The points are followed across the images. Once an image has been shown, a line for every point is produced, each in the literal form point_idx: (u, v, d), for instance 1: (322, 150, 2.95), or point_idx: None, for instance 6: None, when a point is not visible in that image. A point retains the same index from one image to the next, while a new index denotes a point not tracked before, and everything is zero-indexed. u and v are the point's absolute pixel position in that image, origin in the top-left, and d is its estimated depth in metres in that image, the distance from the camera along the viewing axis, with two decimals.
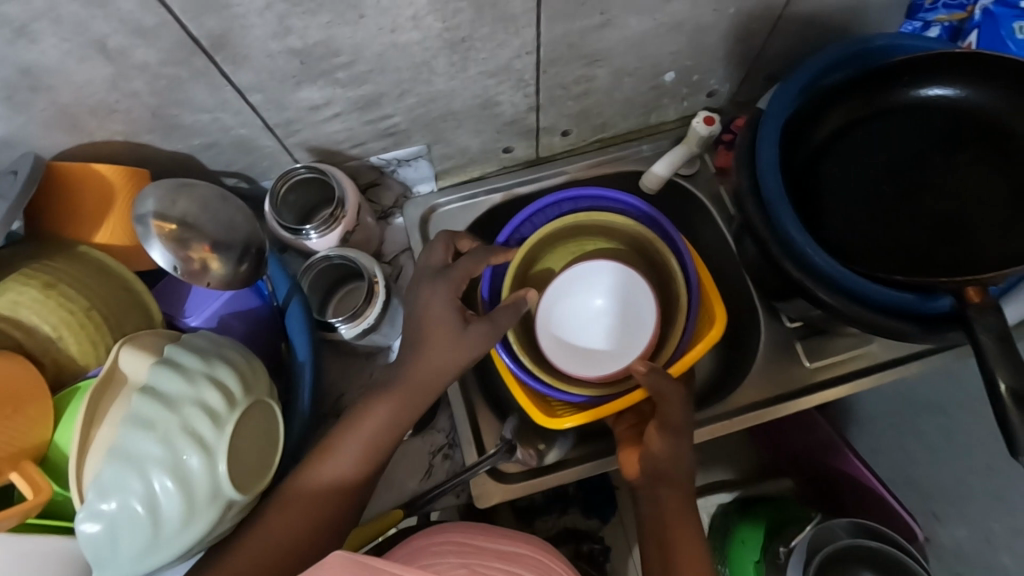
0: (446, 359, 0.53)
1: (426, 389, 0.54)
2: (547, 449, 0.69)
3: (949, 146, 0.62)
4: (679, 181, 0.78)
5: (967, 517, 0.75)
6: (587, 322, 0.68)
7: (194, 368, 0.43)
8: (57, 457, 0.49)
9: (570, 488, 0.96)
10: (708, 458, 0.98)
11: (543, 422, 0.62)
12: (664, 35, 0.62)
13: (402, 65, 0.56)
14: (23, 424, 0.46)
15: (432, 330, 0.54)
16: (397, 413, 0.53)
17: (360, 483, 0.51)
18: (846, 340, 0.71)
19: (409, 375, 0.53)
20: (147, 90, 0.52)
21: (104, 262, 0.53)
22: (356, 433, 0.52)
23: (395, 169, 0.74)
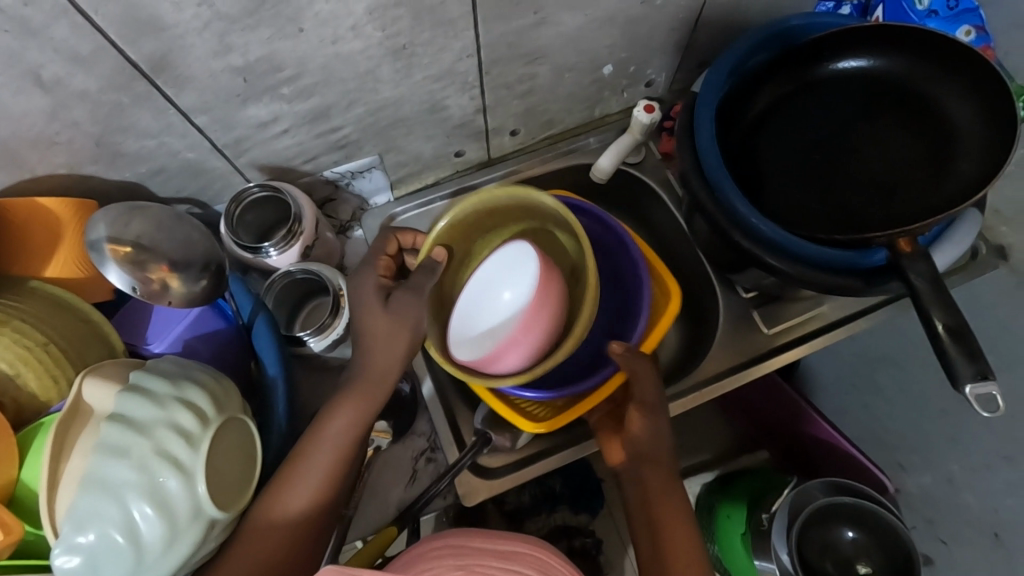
0: (400, 350, 0.53)
1: (383, 384, 0.54)
2: (521, 431, 0.69)
3: (871, 113, 0.66)
4: (627, 169, 0.81)
5: (928, 461, 0.79)
6: (498, 322, 0.58)
7: (162, 391, 0.43)
8: (25, 495, 0.48)
9: (557, 485, 0.97)
10: (683, 443, 1.00)
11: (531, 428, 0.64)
12: (598, 30, 0.65)
13: (348, 75, 0.57)
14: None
15: (381, 328, 0.54)
16: (362, 411, 0.53)
17: (336, 487, 0.51)
18: (799, 305, 0.75)
19: (365, 376, 0.53)
20: (88, 119, 0.51)
21: (59, 294, 0.51)
22: (326, 439, 0.51)
23: (350, 182, 0.74)
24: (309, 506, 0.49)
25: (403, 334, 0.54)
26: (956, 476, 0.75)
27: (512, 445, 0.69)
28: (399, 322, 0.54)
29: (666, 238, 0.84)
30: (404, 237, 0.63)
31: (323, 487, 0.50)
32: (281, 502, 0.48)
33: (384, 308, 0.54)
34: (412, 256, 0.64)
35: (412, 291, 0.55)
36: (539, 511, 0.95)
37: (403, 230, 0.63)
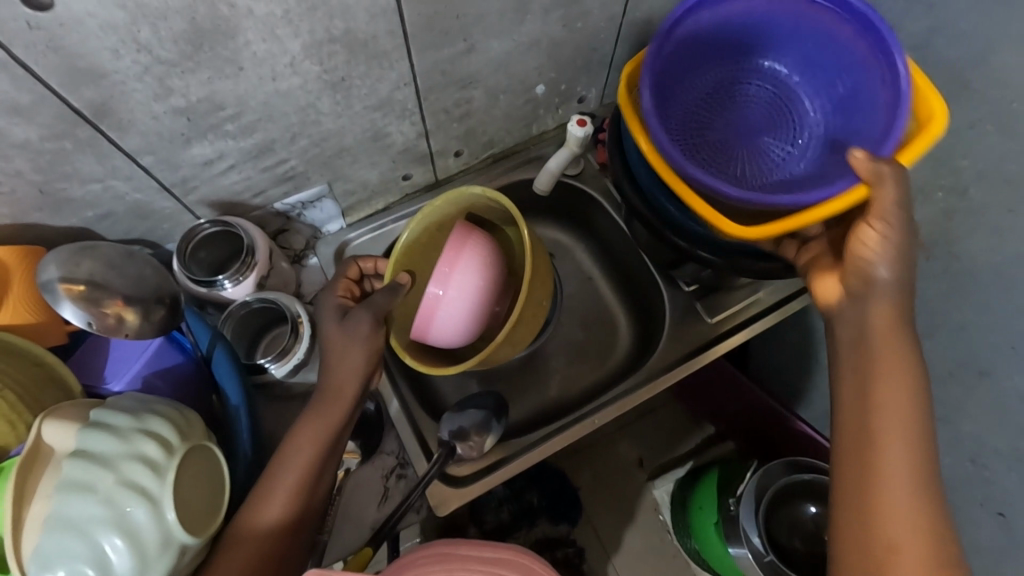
0: (360, 363, 0.56)
1: (341, 393, 0.55)
2: (484, 437, 0.71)
3: None
4: (569, 181, 0.86)
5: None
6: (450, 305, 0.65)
7: (125, 424, 0.44)
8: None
9: (534, 499, 0.99)
10: (654, 443, 1.05)
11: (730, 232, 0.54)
12: (524, 53, 0.70)
13: (289, 110, 0.60)
14: None
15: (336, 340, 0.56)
16: (331, 424, 0.54)
17: (306, 503, 0.52)
18: (739, 293, 0.80)
19: (328, 388, 0.55)
20: (29, 168, 0.52)
21: (12, 340, 0.51)
22: (295, 455, 0.52)
23: (302, 213, 0.76)
24: (281, 522, 0.50)
25: (352, 343, 0.56)
26: None
27: (480, 453, 0.71)
28: (355, 342, 0.56)
29: (613, 243, 0.89)
30: (364, 263, 0.67)
31: (293, 501, 0.51)
32: (255, 518, 0.49)
33: (339, 324, 0.57)
34: (373, 280, 0.68)
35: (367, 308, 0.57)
36: (519, 527, 0.97)
37: (363, 258, 0.67)
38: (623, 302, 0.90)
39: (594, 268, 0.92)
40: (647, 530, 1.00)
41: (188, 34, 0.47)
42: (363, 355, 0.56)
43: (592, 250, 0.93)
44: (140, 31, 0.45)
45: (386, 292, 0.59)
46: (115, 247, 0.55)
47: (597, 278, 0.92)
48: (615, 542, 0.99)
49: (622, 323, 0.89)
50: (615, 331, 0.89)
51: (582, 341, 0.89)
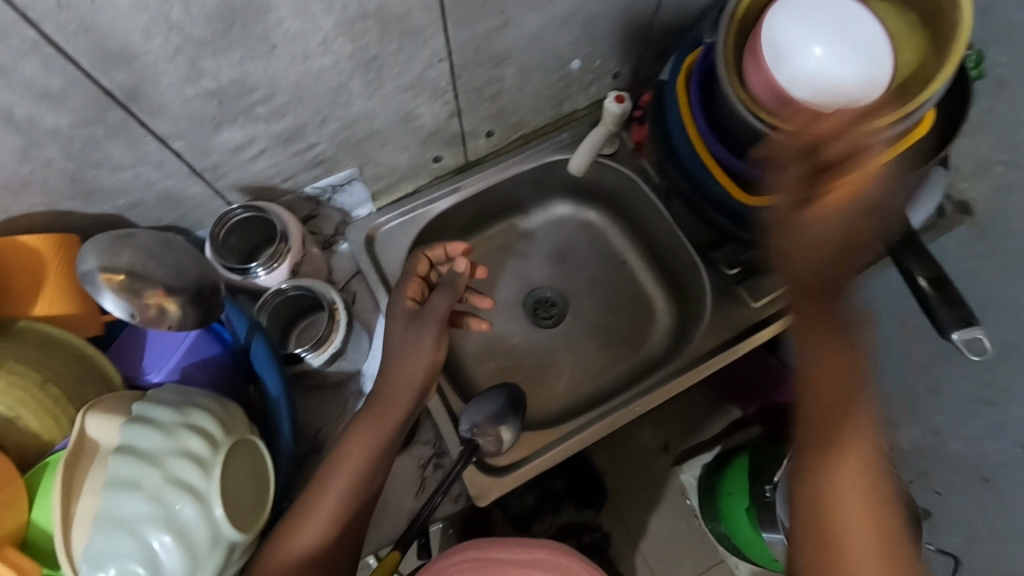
0: (420, 371, 0.56)
1: (398, 403, 0.55)
2: (503, 432, 0.70)
3: None
4: (604, 161, 0.83)
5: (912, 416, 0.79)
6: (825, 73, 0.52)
7: (168, 419, 0.42)
8: (39, 538, 0.44)
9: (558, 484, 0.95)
10: (678, 429, 1.00)
11: (747, 198, 0.62)
12: (560, 28, 0.67)
13: (319, 92, 0.57)
14: None
15: (399, 347, 0.57)
16: (384, 430, 0.54)
17: (358, 512, 0.51)
18: (782, 276, 0.77)
19: (384, 396, 0.55)
20: (62, 156, 0.50)
21: (51, 334, 0.49)
22: (346, 461, 0.52)
23: (331, 197, 0.74)
24: (328, 528, 0.49)
25: (421, 346, 0.57)
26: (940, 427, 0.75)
27: (500, 448, 0.70)
28: (418, 345, 0.57)
29: (649, 224, 0.86)
30: (434, 254, 0.63)
31: (342, 511, 0.50)
32: (304, 527, 0.49)
33: (405, 326, 0.58)
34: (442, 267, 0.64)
35: (431, 314, 0.58)
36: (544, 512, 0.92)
37: (430, 246, 0.63)
38: (659, 283, 0.88)
39: (627, 250, 0.90)
40: (673, 514, 0.98)
41: (221, 11, 0.44)
42: (429, 349, 0.57)
43: (627, 232, 0.90)
44: (171, 8, 0.43)
45: (446, 294, 0.59)
46: (153, 236, 0.53)
47: (631, 262, 0.90)
48: (641, 528, 0.97)
49: (659, 302, 0.87)
50: (651, 310, 0.87)
51: (614, 325, 0.87)
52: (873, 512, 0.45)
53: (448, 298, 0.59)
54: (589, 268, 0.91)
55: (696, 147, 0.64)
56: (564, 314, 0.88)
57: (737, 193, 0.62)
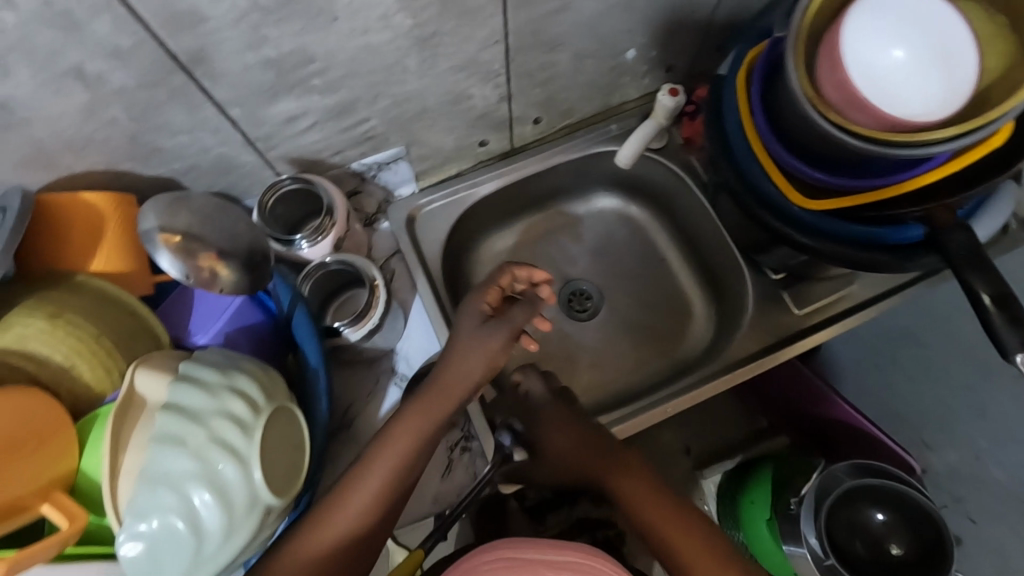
0: (478, 368, 0.55)
1: (452, 396, 0.54)
2: None
3: None
4: (651, 155, 0.82)
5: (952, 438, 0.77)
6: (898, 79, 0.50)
7: (214, 380, 0.43)
8: (86, 484, 0.45)
9: None
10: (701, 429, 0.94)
11: (803, 202, 0.59)
12: (619, 14, 0.65)
13: (374, 67, 0.57)
14: (36, 462, 0.42)
15: (461, 340, 0.56)
16: (428, 421, 0.53)
17: (393, 501, 0.51)
18: (827, 285, 0.75)
19: (437, 387, 0.54)
20: (125, 117, 0.51)
21: (106, 289, 0.50)
22: (389, 449, 0.51)
23: (376, 174, 0.75)
24: (369, 512, 0.50)
25: (488, 348, 0.55)
26: None
27: None
28: (486, 348, 0.55)
29: (692, 223, 0.84)
30: (520, 271, 0.58)
31: (385, 492, 0.50)
32: (338, 514, 0.49)
33: (475, 326, 0.56)
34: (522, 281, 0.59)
35: (508, 323, 0.56)
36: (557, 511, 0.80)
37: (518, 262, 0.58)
38: (699, 284, 0.86)
39: (668, 249, 0.89)
40: None
41: None
42: (495, 352, 0.55)
43: (670, 230, 0.89)
44: None
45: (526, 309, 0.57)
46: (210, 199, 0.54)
47: (670, 261, 0.88)
48: None
49: (697, 303, 0.85)
50: (689, 312, 0.86)
51: (648, 324, 0.86)
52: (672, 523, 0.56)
53: (527, 313, 0.57)
54: (626, 264, 0.89)
55: (753, 143, 0.61)
56: (600, 308, 0.87)
57: (792, 195, 0.60)
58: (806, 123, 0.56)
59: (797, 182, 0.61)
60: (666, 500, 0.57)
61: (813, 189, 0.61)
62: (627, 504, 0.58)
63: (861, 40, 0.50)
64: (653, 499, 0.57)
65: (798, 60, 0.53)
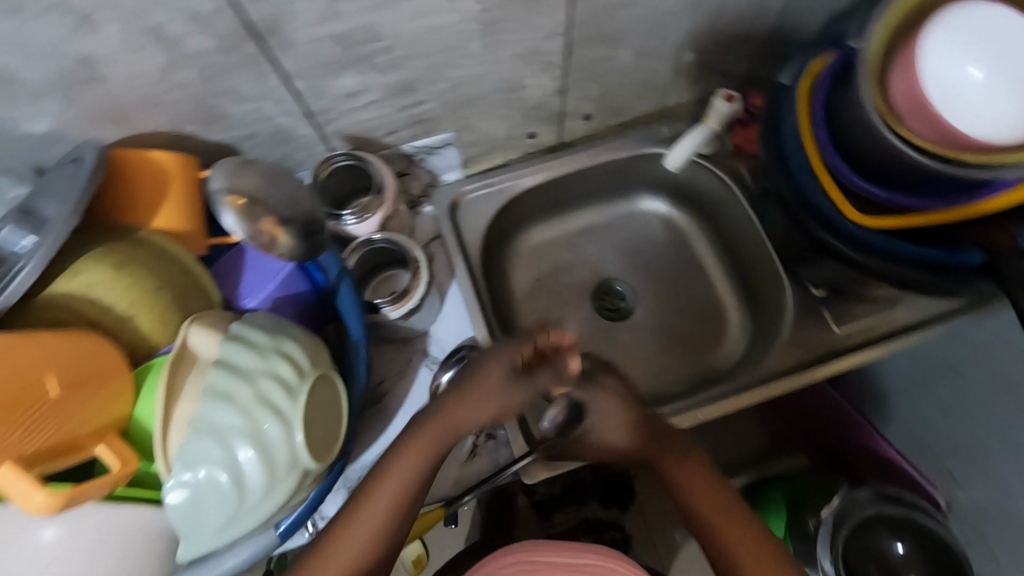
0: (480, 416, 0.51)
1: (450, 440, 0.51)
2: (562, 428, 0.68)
3: None
4: (700, 160, 0.81)
5: (984, 478, 0.74)
6: (982, 98, 0.47)
7: (263, 342, 0.44)
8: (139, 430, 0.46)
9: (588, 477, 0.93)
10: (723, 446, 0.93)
11: (857, 218, 0.58)
12: (684, 13, 0.65)
13: (437, 50, 0.58)
14: (96, 405, 0.43)
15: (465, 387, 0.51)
16: (423, 461, 0.51)
17: (398, 529, 0.51)
18: (870, 305, 0.72)
19: (433, 426, 0.51)
20: (196, 80, 0.52)
21: (166, 246, 0.49)
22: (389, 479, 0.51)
23: (425, 157, 0.76)
24: (373, 539, 0.50)
25: (495, 401, 0.51)
26: (1014, 491, 0.70)
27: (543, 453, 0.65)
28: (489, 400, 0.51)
29: (736, 233, 0.83)
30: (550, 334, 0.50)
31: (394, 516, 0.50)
32: (347, 533, 0.50)
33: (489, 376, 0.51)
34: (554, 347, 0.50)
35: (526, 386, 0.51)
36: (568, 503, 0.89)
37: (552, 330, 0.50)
38: (735, 293, 0.85)
39: (707, 257, 0.88)
40: None
41: None
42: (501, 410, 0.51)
43: (711, 238, 0.88)
44: None
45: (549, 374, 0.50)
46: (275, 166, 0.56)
47: (709, 269, 0.87)
48: None
49: (732, 314, 0.85)
50: (724, 322, 0.84)
51: (681, 330, 0.85)
52: (746, 531, 0.53)
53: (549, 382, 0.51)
54: (663, 266, 0.89)
55: (809, 151, 0.60)
56: (633, 309, 0.86)
57: (848, 211, 0.58)
58: (868, 137, 0.55)
59: (851, 196, 0.60)
60: (720, 483, 0.55)
61: (867, 203, 0.60)
62: (683, 489, 0.55)
63: (941, 58, 0.48)
64: (708, 483, 0.55)
65: (871, 77, 0.52)
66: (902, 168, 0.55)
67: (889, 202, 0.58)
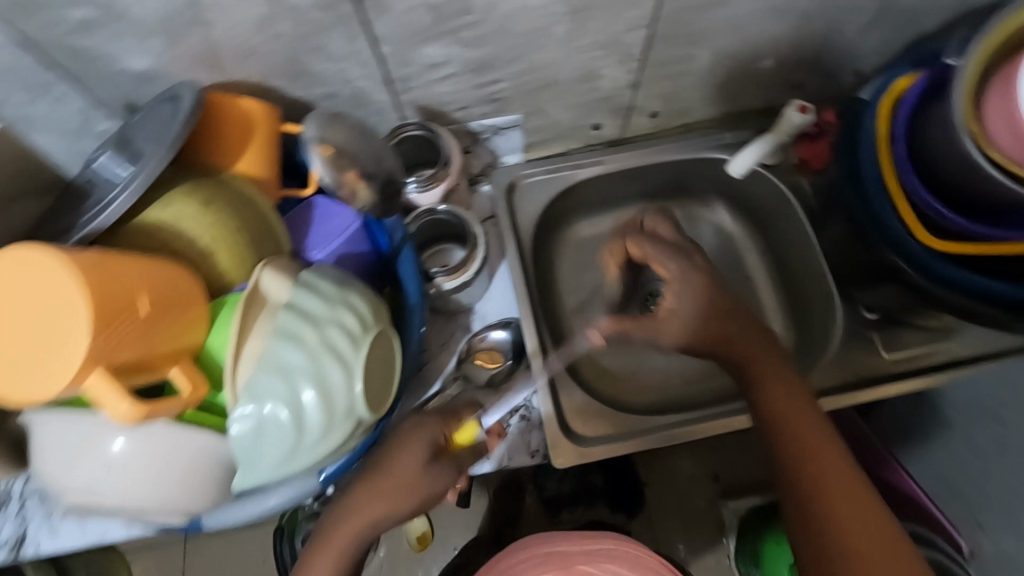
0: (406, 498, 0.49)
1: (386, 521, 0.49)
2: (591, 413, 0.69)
3: None
4: (762, 170, 0.80)
5: (1014, 525, 0.72)
6: None
7: (331, 291, 0.46)
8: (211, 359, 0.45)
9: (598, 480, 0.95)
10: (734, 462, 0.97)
11: (927, 238, 0.57)
12: (769, 20, 0.64)
13: (522, 30, 0.59)
14: (178, 327, 0.42)
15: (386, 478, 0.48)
16: (353, 539, 0.49)
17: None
18: (920, 334, 0.72)
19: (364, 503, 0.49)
20: (290, 34, 0.54)
21: (248, 190, 0.51)
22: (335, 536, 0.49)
23: (490, 137, 0.76)
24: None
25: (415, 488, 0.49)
26: None
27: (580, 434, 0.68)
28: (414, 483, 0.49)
29: (790, 249, 0.81)
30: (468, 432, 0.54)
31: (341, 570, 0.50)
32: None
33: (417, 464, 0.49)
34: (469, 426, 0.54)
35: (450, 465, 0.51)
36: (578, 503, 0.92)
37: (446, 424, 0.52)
38: (782, 307, 0.84)
39: (756, 269, 0.87)
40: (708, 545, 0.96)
41: None
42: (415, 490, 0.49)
43: (762, 250, 0.87)
44: None
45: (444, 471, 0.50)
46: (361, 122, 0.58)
47: (756, 280, 0.86)
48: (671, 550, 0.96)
49: (775, 327, 0.83)
50: (766, 335, 0.83)
51: None
52: (833, 455, 0.52)
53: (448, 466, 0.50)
54: None
55: (885, 167, 0.60)
56: None
57: (919, 231, 0.57)
58: (953, 156, 0.55)
59: (922, 218, 0.59)
60: (822, 433, 0.53)
61: (937, 227, 0.59)
62: (774, 413, 0.55)
63: None
64: (809, 429, 0.53)
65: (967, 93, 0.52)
66: (982, 193, 0.54)
67: (962, 228, 0.56)
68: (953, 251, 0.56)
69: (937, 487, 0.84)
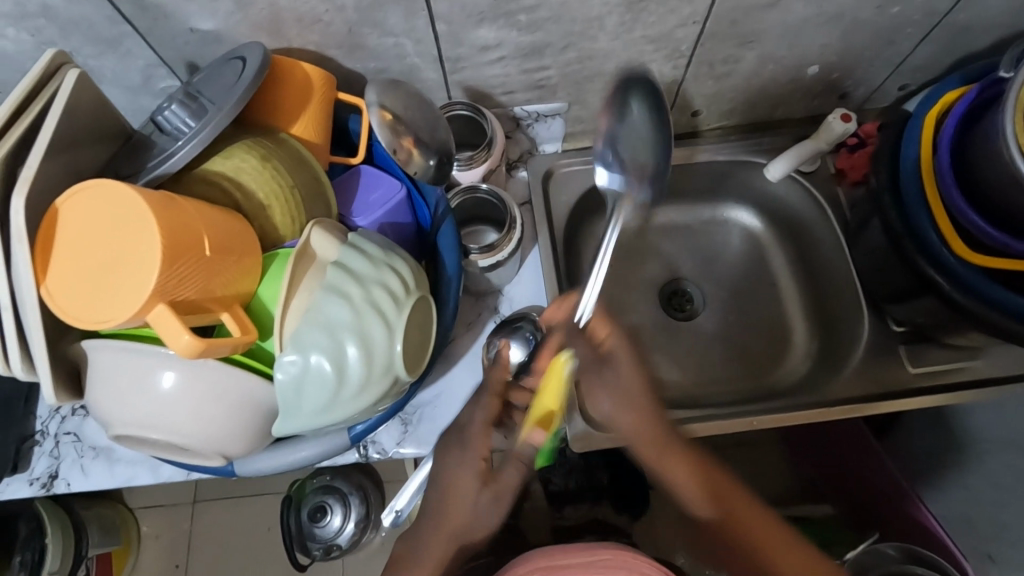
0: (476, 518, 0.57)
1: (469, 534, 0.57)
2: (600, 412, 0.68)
3: None
4: (798, 177, 0.81)
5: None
6: None
7: (377, 253, 0.47)
8: (259, 308, 0.47)
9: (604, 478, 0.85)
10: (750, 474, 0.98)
11: (963, 249, 0.57)
12: (821, 27, 0.65)
13: (577, 17, 0.60)
14: (235, 272, 0.45)
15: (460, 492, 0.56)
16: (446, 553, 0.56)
17: None
18: (947, 353, 0.72)
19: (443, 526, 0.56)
20: (352, 6, 0.55)
21: (303, 152, 0.53)
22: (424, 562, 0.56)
23: (532, 124, 0.78)
24: None
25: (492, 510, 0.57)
26: None
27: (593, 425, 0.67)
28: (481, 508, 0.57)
29: (820, 261, 0.82)
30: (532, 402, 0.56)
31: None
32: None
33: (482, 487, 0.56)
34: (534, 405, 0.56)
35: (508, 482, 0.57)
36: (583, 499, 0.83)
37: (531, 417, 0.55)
38: (805, 314, 0.84)
39: (783, 277, 0.87)
40: None
41: None
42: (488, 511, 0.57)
43: (791, 257, 0.86)
44: None
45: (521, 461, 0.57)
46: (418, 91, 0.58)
47: (782, 288, 0.86)
48: None
49: (797, 333, 0.83)
50: (789, 343, 0.83)
51: (747, 342, 0.84)
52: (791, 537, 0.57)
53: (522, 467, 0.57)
54: (734, 276, 0.88)
55: (925, 176, 0.60)
56: (699, 313, 0.87)
57: (954, 242, 0.57)
58: (997, 167, 0.55)
59: (959, 230, 0.59)
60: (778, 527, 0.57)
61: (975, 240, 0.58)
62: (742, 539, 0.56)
63: None
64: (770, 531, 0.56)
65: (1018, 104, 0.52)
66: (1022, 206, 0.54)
67: (999, 242, 0.56)
68: (988, 264, 0.56)
69: (947, 514, 0.83)
